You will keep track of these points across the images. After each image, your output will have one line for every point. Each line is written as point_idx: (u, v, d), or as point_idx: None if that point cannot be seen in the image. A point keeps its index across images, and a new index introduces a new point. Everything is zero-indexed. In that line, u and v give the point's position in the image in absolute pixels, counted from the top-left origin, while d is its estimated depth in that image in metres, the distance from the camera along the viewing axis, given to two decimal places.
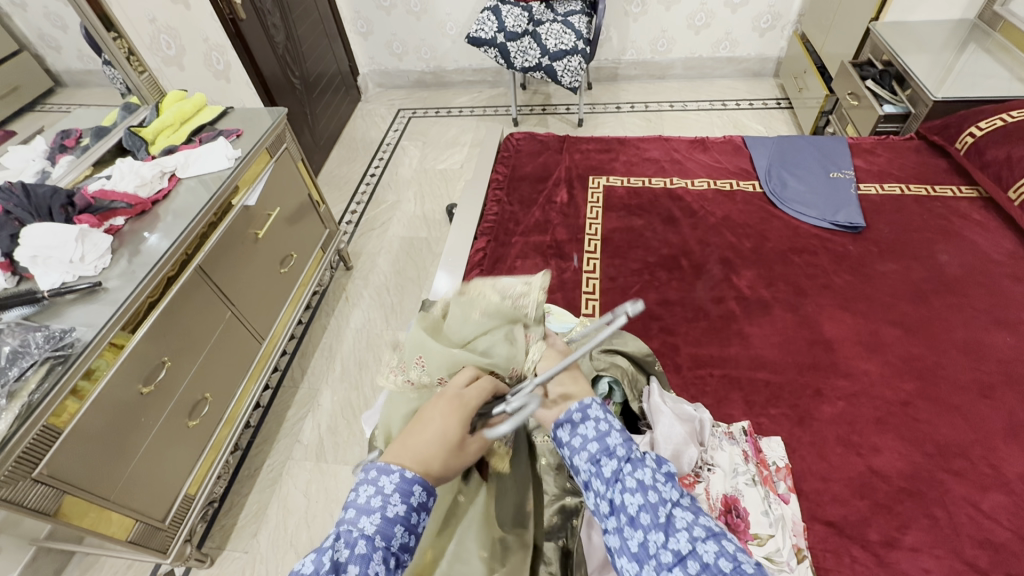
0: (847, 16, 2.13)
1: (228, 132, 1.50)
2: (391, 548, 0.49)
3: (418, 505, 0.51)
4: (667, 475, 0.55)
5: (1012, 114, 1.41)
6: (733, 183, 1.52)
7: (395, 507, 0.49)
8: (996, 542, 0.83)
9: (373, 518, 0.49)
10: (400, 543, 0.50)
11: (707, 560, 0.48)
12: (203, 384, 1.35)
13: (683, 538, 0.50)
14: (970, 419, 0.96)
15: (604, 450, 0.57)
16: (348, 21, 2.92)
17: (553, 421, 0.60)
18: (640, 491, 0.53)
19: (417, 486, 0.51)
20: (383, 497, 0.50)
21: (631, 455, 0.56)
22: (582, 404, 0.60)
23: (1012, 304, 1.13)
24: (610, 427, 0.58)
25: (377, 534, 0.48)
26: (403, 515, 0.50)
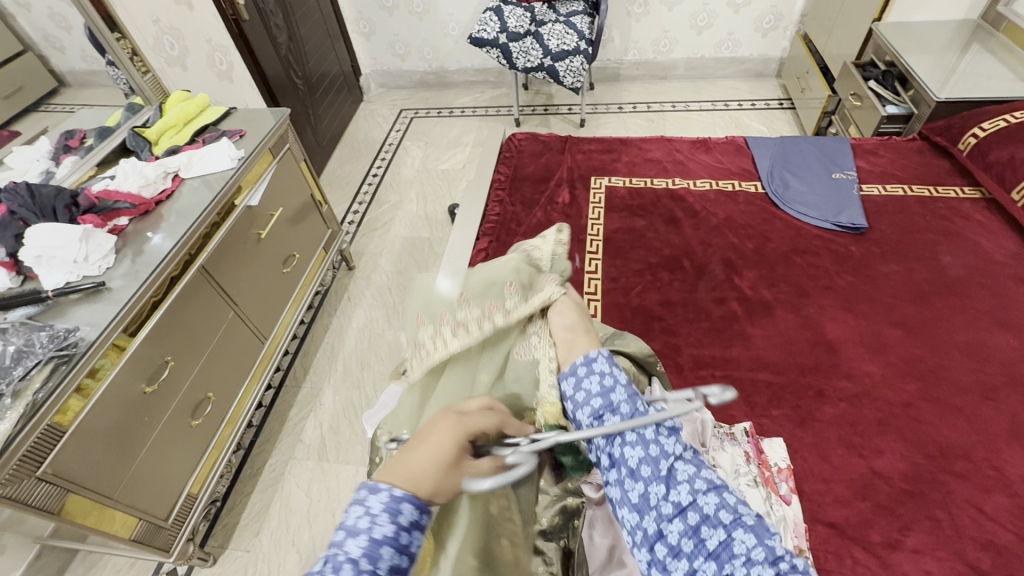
0: (850, 17, 2.13)
1: (231, 133, 1.51)
2: (378, 572, 0.46)
3: (408, 524, 0.49)
4: (670, 430, 0.56)
5: (1016, 115, 1.40)
6: (735, 183, 1.52)
7: (383, 526, 0.47)
8: (999, 544, 0.83)
9: (360, 539, 0.46)
10: (389, 566, 0.47)
11: (707, 511, 0.49)
12: (206, 384, 1.35)
13: (684, 491, 0.51)
14: (973, 420, 0.96)
15: (607, 405, 0.60)
16: (351, 22, 2.92)
17: (562, 372, 0.67)
18: (641, 444, 0.54)
19: (406, 505, 0.49)
20: (371, 517, 0.48)
21: (634, 411, 0.59)
22: (588, 357, 0.66)
23: (1015, 305, 1.13)
24: (615, 382, 0.62)
25: (363, 557, 0.45)
26: (392, 535, 0.47)
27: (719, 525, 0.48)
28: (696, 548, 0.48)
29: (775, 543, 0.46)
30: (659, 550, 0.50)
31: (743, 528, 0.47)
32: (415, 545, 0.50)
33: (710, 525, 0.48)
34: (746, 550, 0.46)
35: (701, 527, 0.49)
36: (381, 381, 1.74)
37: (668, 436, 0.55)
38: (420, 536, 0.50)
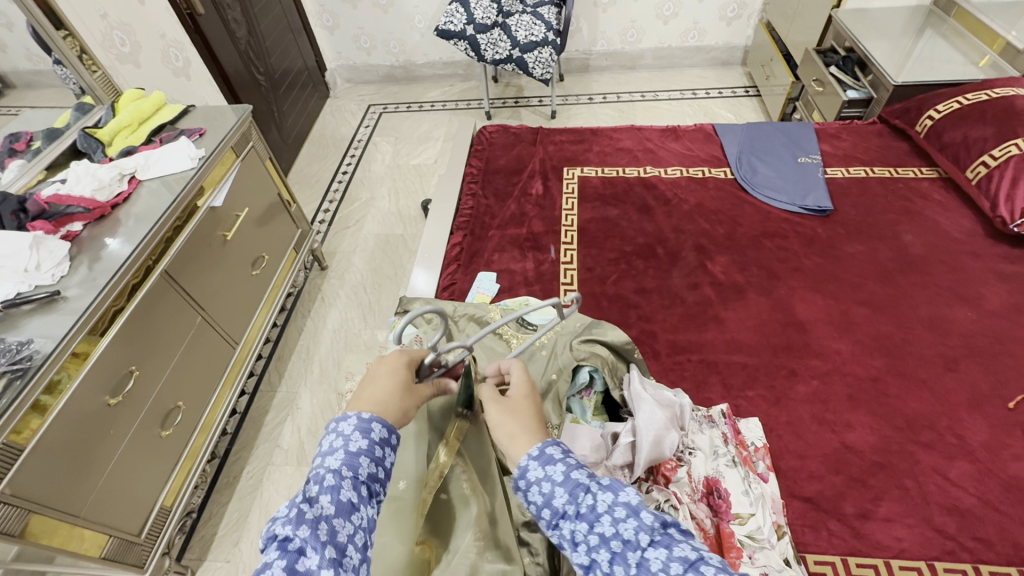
0: (810, 5, 2.17)
1: (190, 131, 1.45)
2: (359, 477, 0.53)
3: (380, 440, 0.57)
4: (626, 510, 0.51)
5: (969, 96, 1.44)
6: (705, 170, 1.54)
7: (357, 441, 0.55)
8: (963, 508, 0.86)
9: (338, 455, 0.54)
10: (368, 474, 0.54)
11: None
12: (175, 393, 1.31)
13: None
14: (936, 391, 1.00)
15: (557, 515, 0.54)
16: (313, 15, 2.84)
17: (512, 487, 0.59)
18: (602, 544, 0.50)
19: (375, 424, 0.58)
20: (345, 438, 0.56)
21: (581, 508, 0.53)
22: (521, 467, 0.57)
23: (971, 280, 1.18)
24: (553, 485, 0.55)
25: (343, 467, 0.53)
26: (367, 448, 0.55)
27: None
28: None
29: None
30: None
31: None
32: (388, 460, 0.58)
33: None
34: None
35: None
36: None
37: (625, 522, 0.50)
38: (391, 452, 0.58)
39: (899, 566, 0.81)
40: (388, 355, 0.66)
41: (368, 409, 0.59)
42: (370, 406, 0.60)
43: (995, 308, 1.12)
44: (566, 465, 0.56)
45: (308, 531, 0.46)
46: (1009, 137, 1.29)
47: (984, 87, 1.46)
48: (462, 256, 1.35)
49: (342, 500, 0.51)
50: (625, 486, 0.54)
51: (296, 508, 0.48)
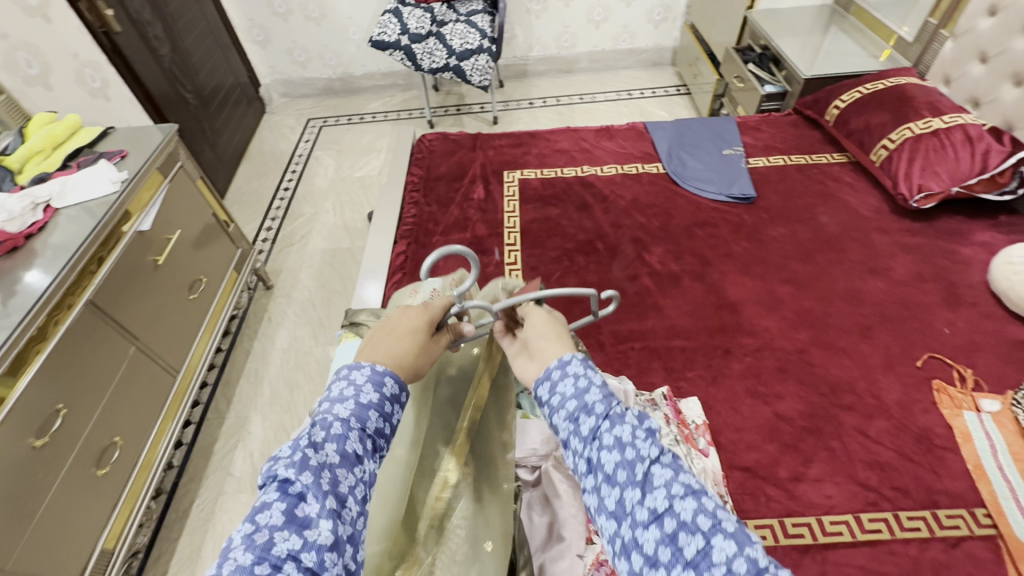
0: (727, 6, 2.31)
1: (110, 154, 1.38)
2: (366, 430, 0.55)
3: (390, 395, 0.59)
4: (646, 429, 0.55)
5: (867, 86, 1.58)
6: (639, 166, 1.60)
7: (367, 394, 0.57)
8: (882, 462, 0.94)
9: (348, 405, 0.55)
10: (375, 428, 0.56)
11: (685, 518, 0.48)
12: (111, 428, 1.24)
13: (660, 496, 0.49)
14: (855, 357, 1.08)
15: (582, 407, 0.57)
16: (242, 29, 2.77)
17: (537, 381, 0.62)
18: (617, 447, 0.53)
19: (388, 379, 0.59)
20: (356, 387, 0.57)
21: (608, 411, 0.56)
22: (562, 361, 0.61)
23: (880, 253, 1.28)
24: (590, 383, 0.58)
25: (352, 418, 0.54)
26: (376, 402, 0.57)
27: (697, 531, 0.47)
28: (674, 557, 0.46)
29: (756, 553, 0.45)
30: (636, 559, 0.48)
31: (723, 535, 0.46)
32: (395, 416, 0.59)
33: (687, 532, 0.47)
34: (726, 560, 0.45)
35: (678, 534, 0.47)
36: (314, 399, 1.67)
37: (644, 438, 0.53)
38: (399, 409, 0.60)
39: (829, 521, 0.87)
40: (410, 307, 0.68)
41: (381, 363, 0.61)
42: (383, 359, 0.62)
43: (901, 278, 1.22)
44: (603, 374, 0.60)
45: (310, 478, 0.48)
46: (903, 121, 1.42)
47: (880, 77, 1.60)
48: (407, 264, 1.35)
49: (347, 451, 0.52)
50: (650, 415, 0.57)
51: (300, 453, 0.49)
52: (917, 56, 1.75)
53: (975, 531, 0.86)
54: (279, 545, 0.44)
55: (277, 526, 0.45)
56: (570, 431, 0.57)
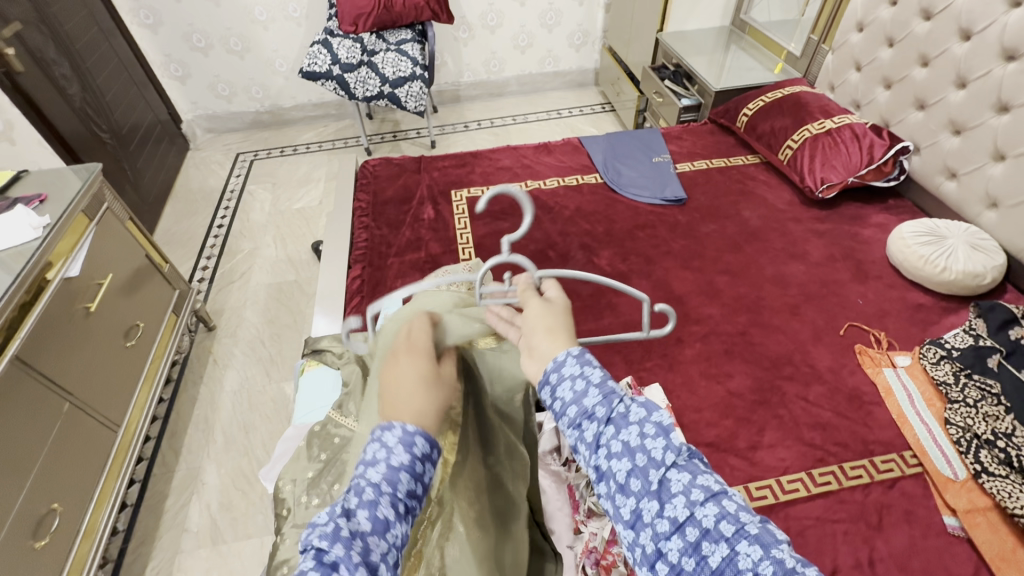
0: (640, 29, 2.52)
1: (27, 199, 1.29)
2: (398, 494, 0.50)
3: (421, 455, 0.53)
4: (656, 429, 0.53)
5: (768, 96, 1.77)
6: (579, 177, 1.70)
7: (399, 455, 0.51)
8: (823, 422, 1.05)
9: (379, 468, 0.51)
10: (407, 491, 0.51)
11: (707, 526, 0.47)
12: (48, 494, 1.14)
13: (680, 504, 0.49)
14: (789, 333, 1.21)
15: (584, 412, 0.55)
16: (158, 65, 2.67)
17: (537, 382, 0.60)
18: (627, 454, 0.52)
19: (418, 438, 0.54)
20: (387, 449, 0.52)
21: (612, 413, 0.55)
22: (557, 362, 0.58)
23: (797, 240, 1.44)
24: (587, 384, 0.56)
25: (384, 481, 0.50)
26: (408, 464, 0.52)
27: (721, 539, 0.47)
28: (699, 566, 0.46)
29: (782, 554, 0.44)
30: (661, 569, 0.48)
31: (747, 540, 0.46)
32: (427, 475, 0.54)
33: (711, 541, 0.47)
34: (753, 564, 0.44)
35: (702, 543, 0.47)
36: (272, 441, 1.60)
37: (654, 439, 0.52)
38: (431, 467, 0.55)
39: (786, 481, 0.96)
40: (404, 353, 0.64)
41: (410, 420, 0.55)
42: (410, 417, 0.55)
43: (817, 259, 1.38)
44: (602, 370, 0.58)
45: (343, 548, 0.44)
46: (802, 124, 1.61)
47: (777, 87, 1.80)
48: (364, 288, 1.35)
49: (379, 517, 0.48)
50: (660, 409, 0.55)
51: (334, 521, 0.46)
52: (806, 67, 1.99)
53: (906, 471, 0.98)
54: None
55: None
56: (576, 438, 0.56)
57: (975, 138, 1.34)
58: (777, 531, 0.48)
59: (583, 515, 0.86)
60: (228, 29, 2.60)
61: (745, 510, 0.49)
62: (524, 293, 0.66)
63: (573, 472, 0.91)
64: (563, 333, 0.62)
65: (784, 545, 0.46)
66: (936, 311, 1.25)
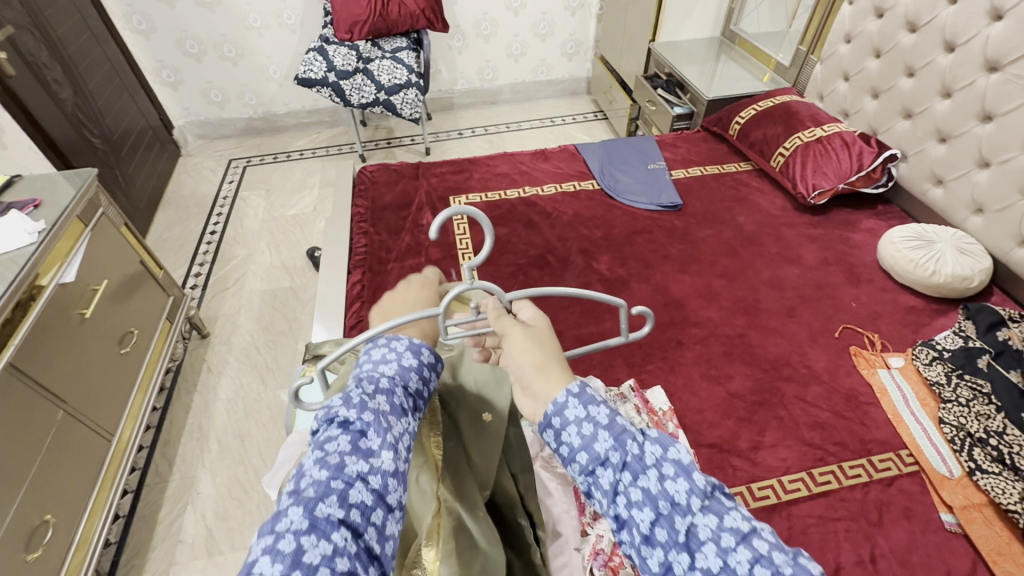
0: (632, 39, 2.56)
1: (21, 204, 1.27)
2: (409, 389, 0.55)
3: (427, 363, 0.60)
4: (675, 469, 0.51)
5: (760, 104, 1.81)
6: (576, 183, 1.72)
7: (409, 358, 0.58)
8: (822, 422, 1.07)
9: (391, 365, 0.56)
10: (417, 388, 0.56)
11: (741, 574, 0.45)
12: (42, 504, 1.11)
13: (711, 552, 0.47)
14: (786, 335, 1.23)
15: (596, 459, 0.53)
16: (150, 71, 2.66)
17: (537, 425, 0.57)
18: (648, 502, 0.50)
19: (424, 349, 0.61)
20: (398, 352, 0.58)
21: (627, 458, 0.53)
22: (558, 404, 0.56)
23: (791, 244, 1.47)
24: (596, 428, 0.54)
25: (397, 376, 0.55)
26: (417, 366, 0.58)
27: None
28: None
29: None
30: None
31: None
32: (433, 383, 0.60)
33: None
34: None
35: None
36: (269, 449, 1.58)
37: (675, 483, 0.50)
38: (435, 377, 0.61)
39: (788, 480, 0.98)
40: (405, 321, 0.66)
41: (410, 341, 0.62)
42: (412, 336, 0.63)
43: (811, 263, 1.41)
44: (608, 409, 0.55)
45: (371, 416, 0.49)
46: (793, 132, 1.65)
47: (768, 96, 1.84)
48: (365, 293, 1.34)
49: (395, 403, 0.53)
50: (676, 445, 0.53)
51: (358, 396, 0.50)
52: (795, 77, 2.04)
53: (903, 469, 1.00)
54: (350, 465, 0.45)
55: (345, 451, 0.46)
56: (590, 484, 0.54)
57: (961, 145, 1.38)
58: (813, 566, 0.46)
59: (590, 517, 0.85)
60: (223, 35, 2.59)
61: (777, 546, 0.47)
62: (500, 323, 0.61)
63: None
64: (552, 368, 0.58)
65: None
66: (926, 313, 1.28)
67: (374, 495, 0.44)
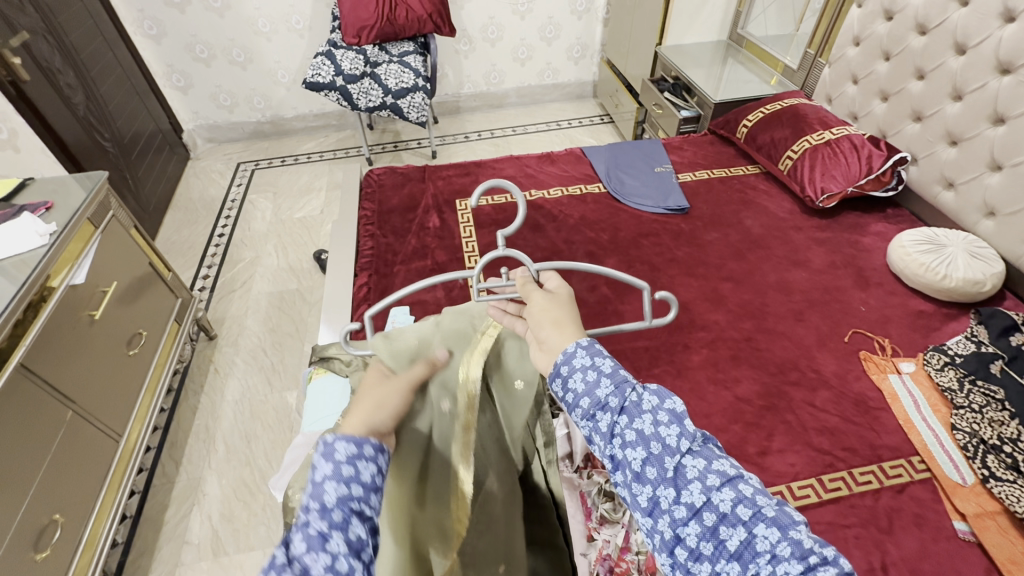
0: (638, 43, 2.56)
1: (33, 206, 1.29)
2: (327, 504, 0.47)
3: (347, 456, 0.50)
4: (670, 416, 0.53)
5: (768, 107, 1.80)
6: (582, 186, 1.72)
7: (320, 468, 0.49)
8: (831, 427, 1.05)
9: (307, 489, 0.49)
10: (340, 497, 0.48)
11: (724, 510, 0.48)
12: (51, 504, 1.12)
13: (696, 490, 0.49)
14: (794, 339, 1.22)
15: (596, 404, 0.55)
16: (160, 75, 2.69)
17: (547, 375, 0.59)
18: (641, 443, 0.52)
19: (338, 443, 0.50)
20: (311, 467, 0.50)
21: (625, 403, 0.55)
22: (567, 354, 0.58)
23: (799, 248, 1.46)
24: (599, 375, 0.56)
25: (309, 499, 0.47)
26: (332, 472, 0.48)
27: (739, 522, 0.47)
28: (717, 550, 0.47)
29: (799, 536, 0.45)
30: (680, 554, 0.49)
31: (764, 523, 0.47)
32: (367, 473, 0.51)
33: (728, 525, 0.47)
34: (770, 547, 0.45)
35: (719, 528, 0.48)
36: (274, 450, 1.59)
37: (668, 427, 0.53)
38: (368, 463, 0.51)
39: (797, 486, 0.96)
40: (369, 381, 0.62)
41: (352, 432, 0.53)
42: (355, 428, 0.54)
43: (820, 266, 1.40)
44: (613, 361, 0.57)
45: None
46: (801, 135, 1.64)
47: (776, 99, 1.84)
48: (371, 295, 1.35)
49: (311, 534, 0.45)
50: (672, 396, 0.55)
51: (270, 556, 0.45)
52: (803, 80, 2.04)
53: (914, 476, 0.98)
54: None
55: None
56: (590, 429, 0.56)
57: (972, 149, 1.37)
58: (793, 513, 0.48)
59: (596, 522, 0.83)
60: (231, 39, 2.62)
61: (761, 492, 0.50)
62: (523, 288, 0.64)
63: (586, 479, 0.87)
64: (569, 325, 0.61)
65: (802, 526, 0.47)
66: (937, 317, 1.27)
67: None
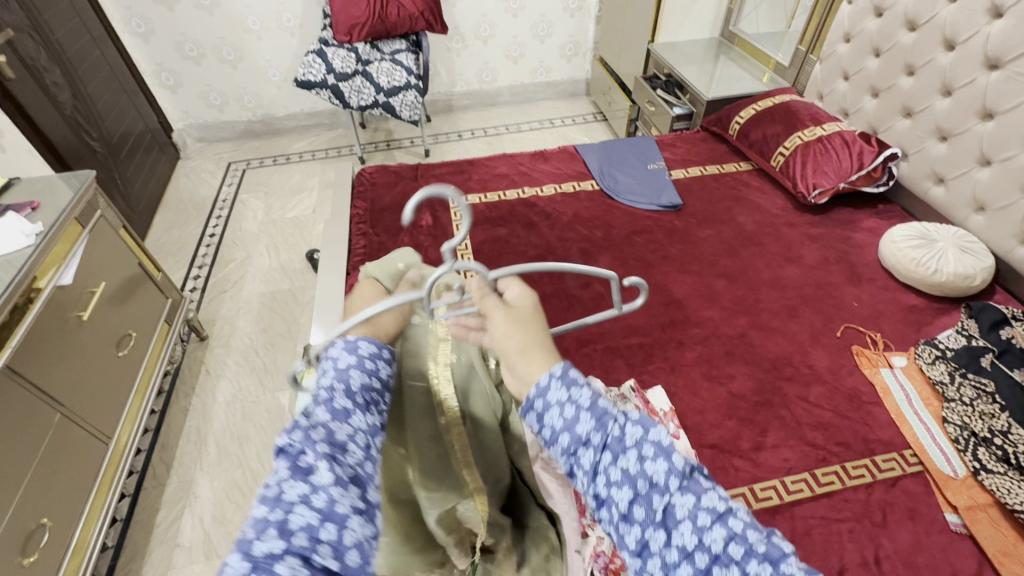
0: (630, 40, 2.56)
1: (18, 206, 1.27)
2: (351, 388, 0.52)
3: (370, 354, 0.56)
4: (655, 450, 0.49)
5: (759, 104, 1.80)
6: (576, 184, 1.72)
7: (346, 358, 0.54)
8: (825, 422, 1.06)
9: (329, 374, 0.53)
10: (361, 384, 0.53)
11: (716, 551, 0.45)
12: (40, 507, 1.11)
13: (687, 531, 0.47)
14: (787, 335, 1.22)
15: (576, 441, 0.51)
16: (150, 74, 2.66)
17: (521, 408, 0.56)
18: (627, 482, 0.49)
19: (362, 342, 0.57)
20: (334, 359, 0.54)
21: (607, 439, 0.51)
22: (540, 387, 0.54)
23: (792, 244, 1.46)
24: (577, 410, 0.52)
25: (335, 381, 0.51)
26: (357, 362, 0.54)
27: (731, 562, 0.45)
28: None
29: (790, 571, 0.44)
30: None
31: (756, 559, 0.45)
32: (382, 372, 0.56)
33: (721, 566, 0.45)
34: None
35: (713, 569, 0.45)
36: (267, 451, 1.57)
37: (654, 462, 0.49)
38: (384, 365, 0.57)
39: (790, 481, 0.97)
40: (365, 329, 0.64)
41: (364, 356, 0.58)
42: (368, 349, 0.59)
43: (812, 262, 1.40)
44: (591, 391, 0.53)
45: (302, 434, 0.45)
46: (793, 131, 1.65)
47: (767, 96, 1.84)
48: None
49: (336, 407, 0.49)
50: (657, 426, 0.51)
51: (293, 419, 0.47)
52: (794, 77, 2.04)
53: (907, 469, 0.99)
54: (289, 491, 0.41)
55: (283, 478, 0.42)
56: (572, 465, 0.52)
57: (962, 144, 1.38)
58: (783, 544, 0.47)
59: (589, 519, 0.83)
60: (222, 37, 2.59)
61: (751, 526, 0.48)
62: (484, 305, 0.60)
63: None
64: (535, 350, 0.57)
65: (791, 559, 0.46)
66: (929, 312, 1.27)
67: (319, 512, 0.41)
